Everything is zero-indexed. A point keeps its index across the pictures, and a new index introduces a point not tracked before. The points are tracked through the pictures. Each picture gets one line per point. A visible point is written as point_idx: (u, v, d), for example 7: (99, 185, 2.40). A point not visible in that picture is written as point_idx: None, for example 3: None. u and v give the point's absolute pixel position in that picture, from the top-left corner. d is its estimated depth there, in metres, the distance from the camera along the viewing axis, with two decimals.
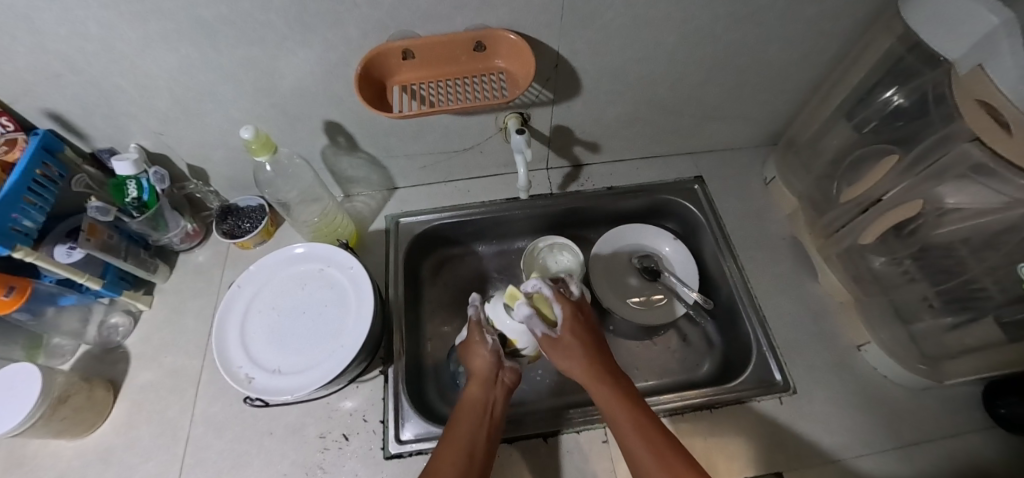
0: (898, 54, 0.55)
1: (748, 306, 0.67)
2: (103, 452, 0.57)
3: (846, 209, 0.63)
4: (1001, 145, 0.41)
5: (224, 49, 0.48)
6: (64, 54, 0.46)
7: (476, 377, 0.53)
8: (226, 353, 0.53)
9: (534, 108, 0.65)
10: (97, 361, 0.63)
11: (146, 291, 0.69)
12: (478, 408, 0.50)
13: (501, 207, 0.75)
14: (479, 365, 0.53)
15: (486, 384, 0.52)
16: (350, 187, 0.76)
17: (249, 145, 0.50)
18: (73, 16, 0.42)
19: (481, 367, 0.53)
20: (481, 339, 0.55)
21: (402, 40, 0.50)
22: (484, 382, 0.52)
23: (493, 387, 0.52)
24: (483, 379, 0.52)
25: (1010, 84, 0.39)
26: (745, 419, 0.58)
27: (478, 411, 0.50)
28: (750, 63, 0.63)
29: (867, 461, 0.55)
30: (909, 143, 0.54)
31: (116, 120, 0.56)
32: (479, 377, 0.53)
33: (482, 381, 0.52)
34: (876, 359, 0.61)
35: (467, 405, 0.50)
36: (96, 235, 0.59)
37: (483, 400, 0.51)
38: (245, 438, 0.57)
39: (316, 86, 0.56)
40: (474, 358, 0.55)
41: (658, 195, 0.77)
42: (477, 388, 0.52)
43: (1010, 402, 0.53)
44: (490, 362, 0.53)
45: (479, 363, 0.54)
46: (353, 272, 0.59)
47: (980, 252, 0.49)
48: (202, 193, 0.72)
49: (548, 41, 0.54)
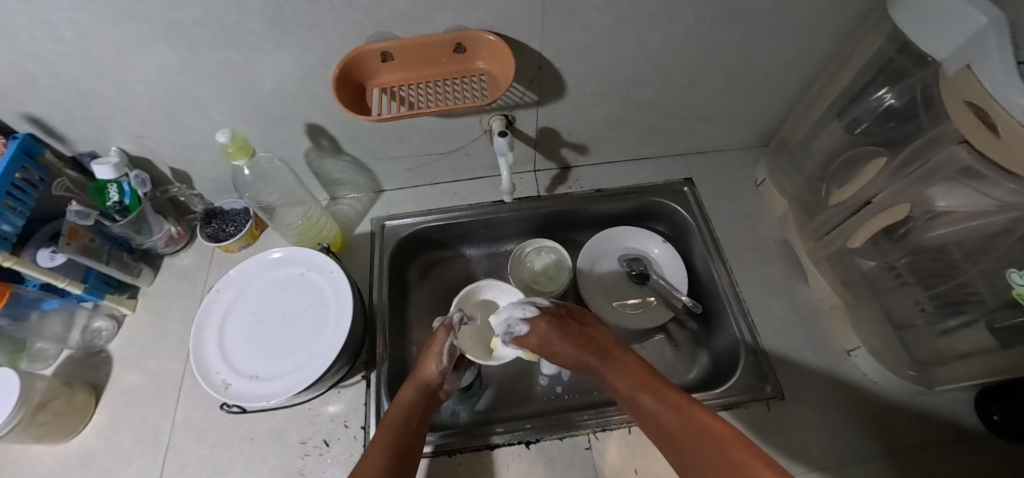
0: (888, 53, 0.54)
1: (737, 310, 0.66)
2: (84, 458, 0.57)
3: (836, 211, 0.62)
4: (989, 148, 0.40)
5: (201, 52, 0.48)
6: (39, 58, 0.46)
7: (415, 383, 0.53)
8: (203, 359, 0.52)
9: (518, 109, 0.64)
10: (81, 365, 0.63)
11: (130, 295, 0.69)
12: (406, 415, 0.49)
13: (488, 210, 0.74)
14: (425, 375, 0.54)
15: (423, 395, 0.52)
16: (336, 190, 0.75)
17: (225, 149, 0.50)
18: (45, 19, 0.42)
19: (425, 376, 0.54)
20: (438, 351, 0.56)
21: (380, 42, 0.49)
22: (421, 391, 0.52)
23: (429, 398, 0.52)
24: (423, 387, 0.53)
25: (999, 86, 0.38)
26: (732, 426, 0.57)
27: (407, 416, 0.49)
28: (738, 63, 0.62)
29: (855, 468, 0.54)
30: (898, 145, 0.53)
31: (95, 123, 0.56)
32: (419, 385, 0.53)
33: (421, 387, 0.53)
34: (867, 364, 0.60)
35: (398, 411, 0.49)
36: (76, 239, 0.59)
37: (415, 408, 0.50)
38: (225, 444, 0.57)
39: (296, 89, 0.55)
40: (421, 366, 0.55)
41: (647, 198, 0.76)
42: (412, 395, 0.52)
43: (1002, 409, 0.52)
44: (437, 376, 0.54)
45: (426, 373, 0.54)
46: (333, 276, 0.58)
47: (970, 257, 0.48)
48: (185, 196, 0.71)
49: (530, 42, 0.53)
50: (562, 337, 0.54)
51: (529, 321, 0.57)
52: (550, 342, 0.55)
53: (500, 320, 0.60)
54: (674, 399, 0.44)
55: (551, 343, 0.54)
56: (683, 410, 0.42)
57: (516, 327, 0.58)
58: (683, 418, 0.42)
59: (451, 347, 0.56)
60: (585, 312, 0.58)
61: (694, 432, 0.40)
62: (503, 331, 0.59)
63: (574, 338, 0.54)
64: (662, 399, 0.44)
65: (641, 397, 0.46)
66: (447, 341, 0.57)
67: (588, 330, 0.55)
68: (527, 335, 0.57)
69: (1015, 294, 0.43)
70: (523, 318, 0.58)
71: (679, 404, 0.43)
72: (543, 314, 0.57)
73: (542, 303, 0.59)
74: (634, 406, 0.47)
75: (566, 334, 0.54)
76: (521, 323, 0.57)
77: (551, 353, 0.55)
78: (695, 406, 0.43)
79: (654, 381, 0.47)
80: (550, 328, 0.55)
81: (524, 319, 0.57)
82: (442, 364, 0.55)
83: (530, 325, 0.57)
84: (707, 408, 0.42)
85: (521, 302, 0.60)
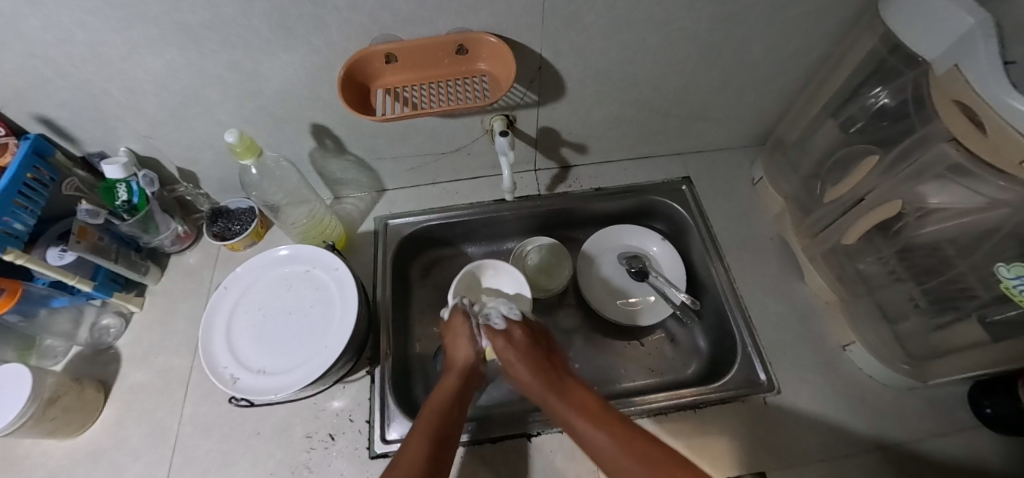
0: (881, 54, 0.55)
1: (734, 306, 0.67)
2: (93, 453, 0.58)
3: (831, 208, 0.63)
4: (977, 145, 0.41)
5: (209, 54, 0.49)
6: (53, 60, 0.47)
7: (454, 368, 0.56)
8: (212, 354, 0.53)
9: (519, 110, 0.65)
10: (90, 362, 0.64)
11: (137, 293, 0.70)
12: (452, 395, 0.52)
13: (489, 208, 0.76)
14: (462, 358, 0.57)
15: (465, 377, 0.55)
16: (340, 189, 0.77)
17: (233, 148, 0.51)
18: (60, 22, 0.43)
19: (462, 360, 0.57)
20: (469, 337, 0.59)
21: (384, 44, 0.51)
22: (459, 374, 0.55)
23: (467, 381, 0.55)
24: (461, 371, 0.56)
25: (985, 85, 0.39)
26: (730, 419, 0.59)
27: (451, 396, 0.52)
28: (734, 64, 0.63)
29: (850, 460, 0.55)
30: (889, 143, 0.54)
31: (105, 123, 0.57)
32: (457, 369, 0.56)
33: (459, 371, 0.55)
34: (862, 359, 0.61)
35: (441, 393, 0.52)
36: (86, 237, 0.60)
37: (458, 390, 0.53)
38: (232, 438, 0.58)
39: (302, 90, 0.56)
40: (457, 351, 0.58)
41: (646, 196, 0.78)
42: (455, 378, 0.54)
43: (995, 403, 0.53)
44: (473, 359, 0.57)
45: (462, 357, 0.57)
46: (338, 273, 0.59)
47: (961, 252, 0.49)
48: (192, 196, 0.72)
49: (531, 44, 0.54)
50: (525, 352, 0.56)
51: (508, 322, 0.60)
52: (513, 352, 0.56)
53: (485, 308, 0.63)
54: (618, 429, 0.45)
55: (513, 354, 0.56)
56: (629, 440, 0.44)
57: (495, 320, 0.60)
58: (624, 445, 0.43)
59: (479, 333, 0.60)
60: (551, 340, 0.61)
61: (640, 459, 0.42)
62: (481, 323, 0.61)
63: (531, 358, 0.55)
64: (605, 428, 0.45)
65: (582, 425, 0.47)
66: (469, 325, 0.60)
67: (547, 354, 0.57)
68: (499, 332, 0.59)
69: (1004, 288, 0.44)
70: (504, 316, 0.61)
71: (623, 434, 0.44)
72: (518, 324, 0.59)
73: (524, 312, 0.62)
74: (576, 430, 0.47)
75: (532, 351, 0.56)
76: (502, 320, 0.60)
77: (508, 366, 0.56)
78: (644, 437, 0.44)
79: (598, 407, 0.48)
80: (522, 338, 0.57)
81: (506, 316, 0.60)
82: (477, 347, 0.59)
83: (509, 327, 0.59)
84: (655, 439, 0.44)
85: (506, 301, 0.63)
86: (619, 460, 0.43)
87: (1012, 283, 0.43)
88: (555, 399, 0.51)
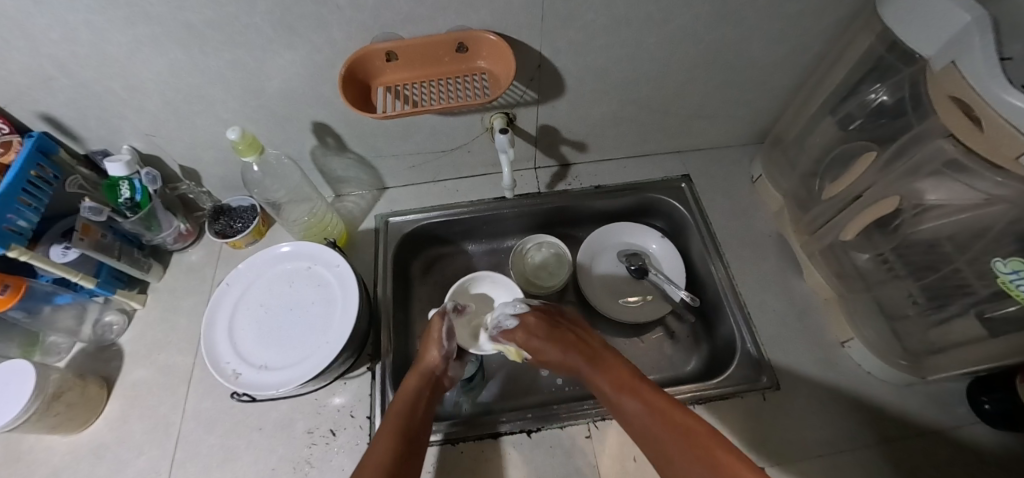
0: (879, 51, 0.55)
1: (733, 303, 0.67)
2: (97, 448, 0.58)
3: (830, 205, 0.64)
4: (974, 141, 0.42)
5: (211, 52, 0.50)
6: (56, 58, 0.47)
7: (417, 371, 0.55)
8: (214, 350, 0.54)
9: (519, 108, 0.65)
10: (92, 359, 0.64)
11: (140, 290, 0.71)
12: (410, 403, 0.50)
13: (489, 206, 0.76)
14: (428, 362, 0.55)
15: (426, 382, 0.53)
16: (341, 187, 0.77)
17: (235, 146, 0.51)
18: (64, 21, 0.43)
19: (429, 363, 0.55)
20: (438, 337, 0.57)
21: (384, 42, 0.51)
22: (423, 379, 0.54)
23: (431, 385, 0.54)
24: (425, 376, 0.54)
25: (980, 81, 0.39)
26: (728, 415, 0.59)
27: (409, 403, 0.50)
28: (733, 62, 0.64)
29: (848, 456, 0.55)
30: (887, 140, 0.55)
31: (108, 122, 0.58)
32: (421, 374, 0.54)
33: (422, 376, 0.54)
34: (860, 355, 0.61)
35: (402, 399, 0.51)
36: (89, 234, 0.61)
37: (419, 396, 0.52)
38: (234, 434, 0.58)
39: (303, 88, 0.57)
40: (425, 354, 0.56)
41: (645, 194, 0.78)
42: (415, 383, 0.53)
43: (994, 398, 0.53)
44: (440, 363, 0.55)
45: (429, 360, 0.55)
46: (339, 270, 0.59)
47: (958, 248, 0.49)
48: (194, 194, 0.73)
49: (530, 42, 0.55)
50: (550, 334, 0.56)
51: (519, 316, 0.59)
52: (535, 335, 0.56)
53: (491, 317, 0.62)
54: (653, 399, 0.45)
55: (536, 337, 0.56)
56: (663, 409, 0.44)
57: (506, 322, 0.59)
58: (658, 415, 0.43)
59: (448, 332, 0.58)
60: (570, 316, 0.61)
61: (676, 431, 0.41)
62: (493, 326, 0.61)
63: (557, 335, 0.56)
64: (641, 399, 0.46)
65: (622, 398, 0.47)
66: (441, 327, 0.58)
67: (572, 332, 0.57)
68: (515, 328, 0.58)
69: (1001, 283, 0.45)
70: (513, 314, 0.60)
71: (660, 405, 0.44)
72: (535, 310, 0.59)
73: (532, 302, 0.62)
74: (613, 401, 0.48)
75: (554, 329, 0.57)
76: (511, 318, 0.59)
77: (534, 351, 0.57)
78: (680, 410, 0.43)
79: (632, 378, 0.49)
80: (539, 323, 0.57)
81: (516, 311, 0.60)
82: (444, 349, 0.56)
83: (523, 319, 0.58)
84: (691, 411, 0.43)
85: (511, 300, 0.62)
86: (657, 432, 0.42)
87: (1009, 277, 0.43)
88: (590, 371, 0.51)
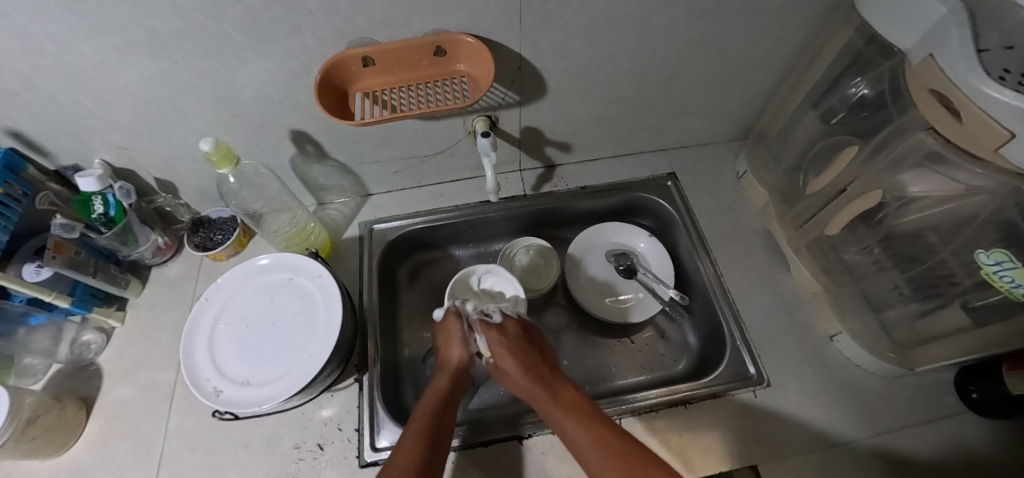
0: (858, 45, 0.55)
1: (722, 300, 0.67)
2: (76, 472, 0.56)
3: (815, 200, 0.63)
4: (954, 133, 0.42)
5: (182, 61, 0.48)
6: (20, 72, 0.46)
7: (446, 369, 0.54)
8: (194, 368, 0.52)
9: (501, 110, 0.65)
10: (70, 379, 0.63)
11: (118, 307, 0.69)
12: (442, 400, 0.50)
13: (475, 210, 0.75)
14: (455, 359, 0.55)
15: (455, 379, 0.53)
16: (324, 195, 0.76)
17: (209, 157, 0.50)
18: (25, 33, 0.42)
19: (455, 361, 0.55)
20: (463, 337, 0.57)
21: (360, 47, 0.50)
22: (452, 374, 0.54)
23: (458, 382, 0.53)
24: (454, 372, 0.54)
25: (959, 73, 0.39)
26: (720, 414, 0.58)
27: (444, 397, 0.50)
28: (714, 58, 0.64)
29: (841, 451, 0.55)
30: (868, 134, 0.55)
31: (78, 135, 0.56)
32: (450, 370, 0.54)
33: (451, 371, 0.54)
34: (849, 349, 0.61)
35: (434, 394, 0.50)
36: (62, 252, 0.58)
37: (449, 391, 0.51)
38: (219, 452, 0.57)
39: (279, 95, 0.55)
40: (449, 352, 0.56)
41: (632, 193, 0.78)
42: (448, 380, 0.53)
43: (981, 387, 0.54)
44: (466, 361, 0.55)
45: (456, 357, 0.55)
46: (322, 280, 0.58)
47: (942, 238, 0.49)
48: (172, 207, 0.71)
49: (509, 43, 0.54)
50: (513, 347, 0.54)
51: (504, 316, 0.59)
52: (498, 348, 0.54)
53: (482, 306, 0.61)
54: (597, 427, 0.43)
55: (502, 346, 0.54)
56: (606, 438, 0.42)
57: (492, 314, 0.58)
58: (603, 442, 0.41)
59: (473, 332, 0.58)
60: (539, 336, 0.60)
61: (620, 464, 0.39)
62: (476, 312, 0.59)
63: (522, 351, 0.54)
64: (586, 425, 0.44)
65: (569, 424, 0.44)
66: (461, 326, 0.58)
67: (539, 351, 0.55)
68: (494, 326, 0.57)
69: (984, 274, 0.45)
70: (500, 312, 0.59)
71: (608, 440, 0.41)
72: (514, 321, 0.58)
73: (507, 312, 0.60)
74: (562, 427, 0.45)
75: (523, 344, 0.55)
76: (497, 313, 0.58)
77: (496, 356, 0.54)
78: (631, 445, 0.41)
79: (585, 406, 0.46)
80: (514, 333, 0.56)
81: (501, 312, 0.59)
82: (471, 348, 0.57)
83: (503, 321, 0.58)
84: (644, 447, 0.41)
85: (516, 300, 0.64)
86: (605, 466, 0.40)
87: (992, 269, 0.43)
88: (544, 393, 0.48)
